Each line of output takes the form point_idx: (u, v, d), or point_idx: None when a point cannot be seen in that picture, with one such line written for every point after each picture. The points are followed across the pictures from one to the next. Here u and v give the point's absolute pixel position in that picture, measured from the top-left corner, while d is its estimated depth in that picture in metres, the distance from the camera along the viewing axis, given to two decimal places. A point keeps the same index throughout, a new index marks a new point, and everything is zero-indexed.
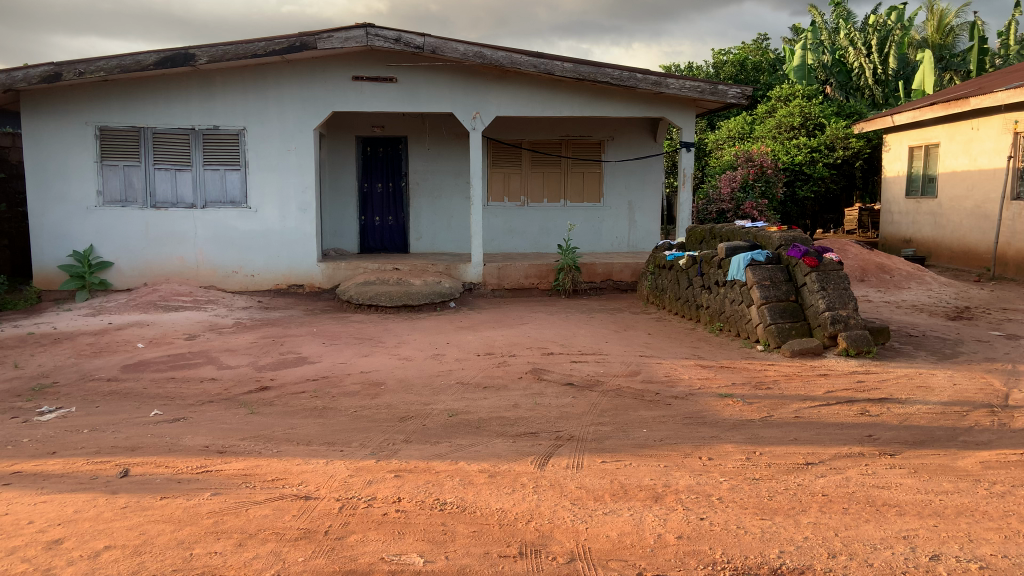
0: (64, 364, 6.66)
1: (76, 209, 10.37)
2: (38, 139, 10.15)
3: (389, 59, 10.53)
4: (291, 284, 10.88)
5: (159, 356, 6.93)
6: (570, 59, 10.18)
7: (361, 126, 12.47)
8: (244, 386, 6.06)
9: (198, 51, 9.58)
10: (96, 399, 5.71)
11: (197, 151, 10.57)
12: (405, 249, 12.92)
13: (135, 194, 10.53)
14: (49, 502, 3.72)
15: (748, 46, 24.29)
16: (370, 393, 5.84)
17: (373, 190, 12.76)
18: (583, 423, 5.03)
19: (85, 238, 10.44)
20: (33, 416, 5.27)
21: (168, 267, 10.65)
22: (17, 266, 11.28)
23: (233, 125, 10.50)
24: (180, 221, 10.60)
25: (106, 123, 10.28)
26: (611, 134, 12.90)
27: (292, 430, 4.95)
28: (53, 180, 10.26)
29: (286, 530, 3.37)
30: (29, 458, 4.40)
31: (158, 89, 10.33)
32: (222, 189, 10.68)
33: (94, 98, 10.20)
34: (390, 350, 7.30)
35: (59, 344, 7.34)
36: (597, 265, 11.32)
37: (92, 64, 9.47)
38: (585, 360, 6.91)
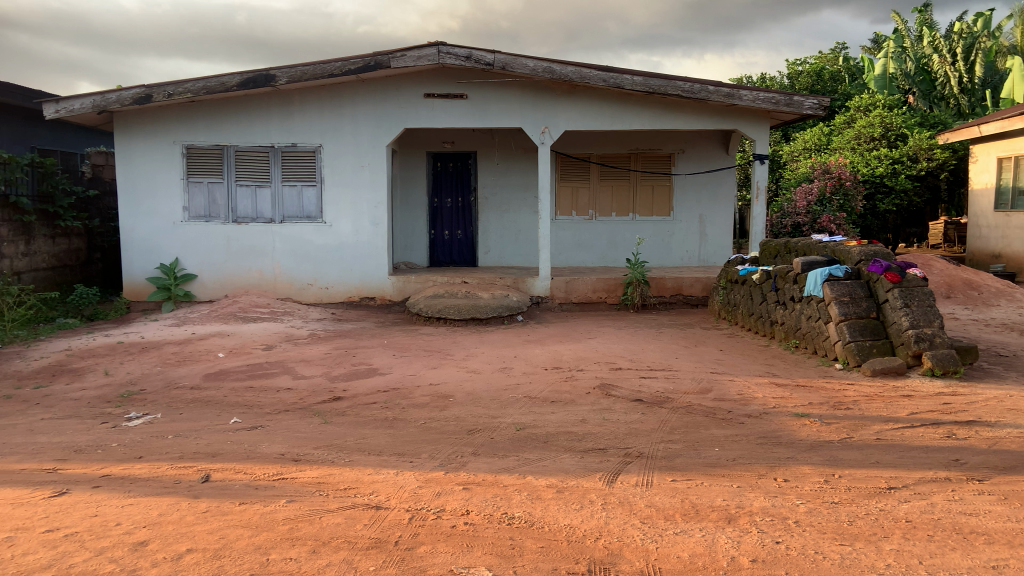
0: (150, 372, 6.99)
1: (164, 224, 10.90)
2: (130, 157, 10.72)
3: (460, 76, 10.70)
4: (363, 296, 11.14)
5: (238, 366, 7.20)
6: (641, 72, 10.11)
7: (433, 142, 12.71)
8: (318, 396, 6.23)
9: (278, 72, 9.95)
10: (180, 406, 5.97)
11: (276, 168, 10.96)
12: (473, 263, 13.04)
13: (218, 209, 10.99)
14: (136, 504, 3.91)
15: (825, 56, 23.66)
16: (439, 405, 5.92)
17: (443, 204, 12.95)
18: (652, 440, 4.96)
19: (171, 251, 10.95)
20: (122, 421, 5.55)
21: (247, 280, 11.05)
22: (109, 278, 11.94)
23: (310, 142, 10.86)
24: (260, 235, 11.00)
25: (192, 142, 10.79)
26: (682, 147, 12.77)
27: (363, 440, 5.06)
28: (143, 196, 10.83)
29: (358, 539, 3.44)
30: (118, 462, 4.63)
31: (241, 109, 10.78)
32: (299, 204, 11.03)
33: (182, 118, 10.73)
34: (458, 362, 7.37)
35: (146, 353, 7.71)
36: (667, 280, 11.17)
37: (180, 86, 9.96)
38: (654, 376, 6.81)
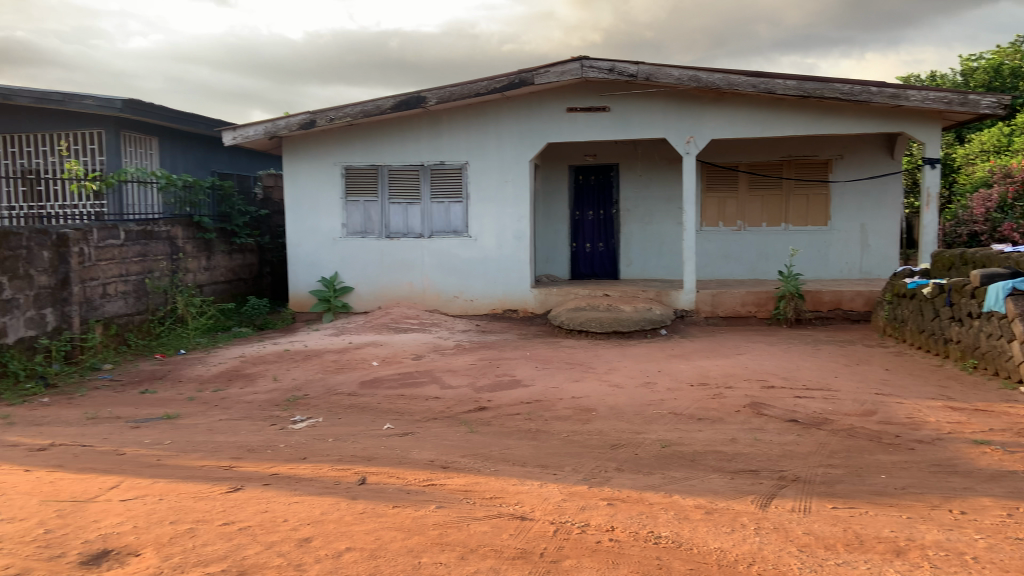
0: (313, 378, 7.50)
1: (324, 240, 11.68)
2: (296, 178, 11.61)
3: (603, 89, 10.70)
4: (506, 308, 11.35)
5: (390, 374, 7.56)
6: (794, 76, 9.67)
7: (575, 155, 12.79)
8: (465, 405, 6.41)
9: (428, 94, 10.42)
10: (339, 411, 6.36)
11: (426, 185, 11.45)
12: (615, 275, 12.94)
13: (372, 225, 11.63)
14: (301, 502, 4.20)
15: (1005, 49, 21.51)
16: (582, 419, 5.91)
17: (585, 217, 12.97)
18: (809, 464, 4.68)
19: (330, 265, 11.70)
20: (288, 424, 5.99)
21: (398, 292, 11.59)
22: (277, 289, 12.95)
23: (457, 160, 11.26)
24: (410, 250, 11.52)
25: (350, 163, 11.50)
26: (840, 153, 12.07)
27: (508, 450, 5.15)
28: (307, 214, 11.67)
29: (505, 548, 3.49)
30: (285, 462, 5.00)
31: (394, 130, 11.37)
32: (446, 220, 11.46)
33: (341, 141, 11.47)
34: (600, 376, 7.33)
35: (309, 360, 8.29)
36: (823, 293, 10.54)
37: (340, 110, 10.66)
38: (811, 395, 6.43)
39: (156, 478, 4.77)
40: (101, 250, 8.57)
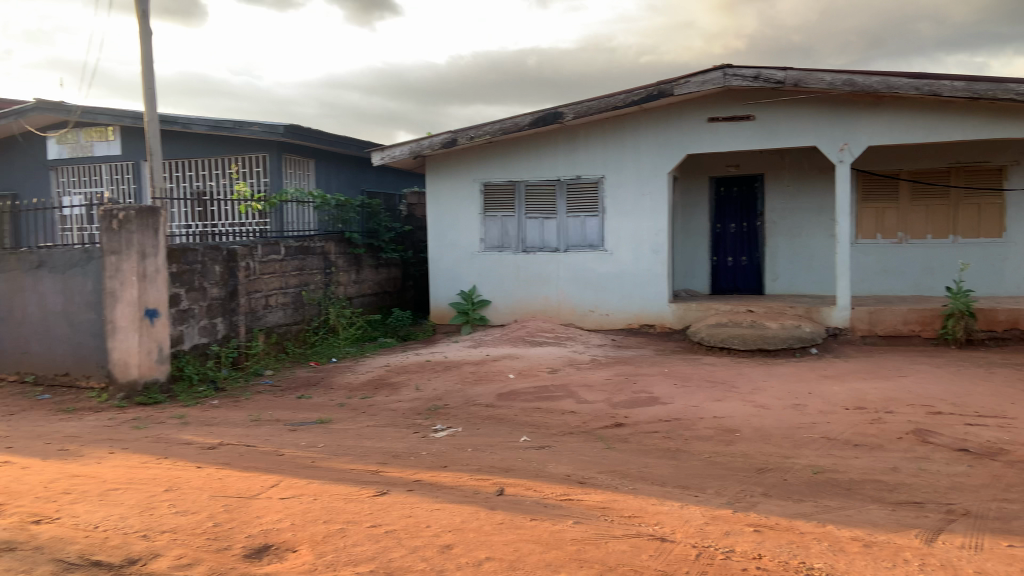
0: (453, 389, 7.72)
1: (463, 254, 12.03)
2: (438, 195, 12.06)
3: (747, 97, 10.35)
4: (643, 323, 11.17)
5: (527, 387, 7.63)
6: (962, 76, 8.92)
7: (717, 167, 12.46)
8: (602, 421, 6.36)
9: (566, 109, 10.51)
10: (478, 422, 6.50)
11: (562, 200, 11.54)
12: (759, 290, 12.42)
13: (510, 240, 11.85)
14: (443, 510, 4.32)
15: None
16: (725, 439, 5.70)
17: (726, 230, 12.56)
18: (983, 498, 4.25)
19: (469, 279, 12.03)
20: (430, 432, 6.19)
21: (534, 305, 11.72)
22: (419, 302, 13.47)
23: (594, 174, 11.27)
24: (547, 264, 11.62)
25: (488, 179, 11.79)
26: (1018, 157, 10.98)
27: (647, 468, 5.05)
28: (447, 230, 12.09)
29: (645, 568, 3.42)
30: (427, 469, 5.17)
31: (532, 146, 11.56)
32: (583, 234, 11.48)
33: (480, 158, 11.79)
34: (744, 396, 7.03)
35: (449, 371, 8.53)
36: (998, 312, 9.58)
37: (480, 129, 10.98)
38: (984, 423, 5.84)
39: (310, 479, 5.08)
40: (264, 264, 9.27)
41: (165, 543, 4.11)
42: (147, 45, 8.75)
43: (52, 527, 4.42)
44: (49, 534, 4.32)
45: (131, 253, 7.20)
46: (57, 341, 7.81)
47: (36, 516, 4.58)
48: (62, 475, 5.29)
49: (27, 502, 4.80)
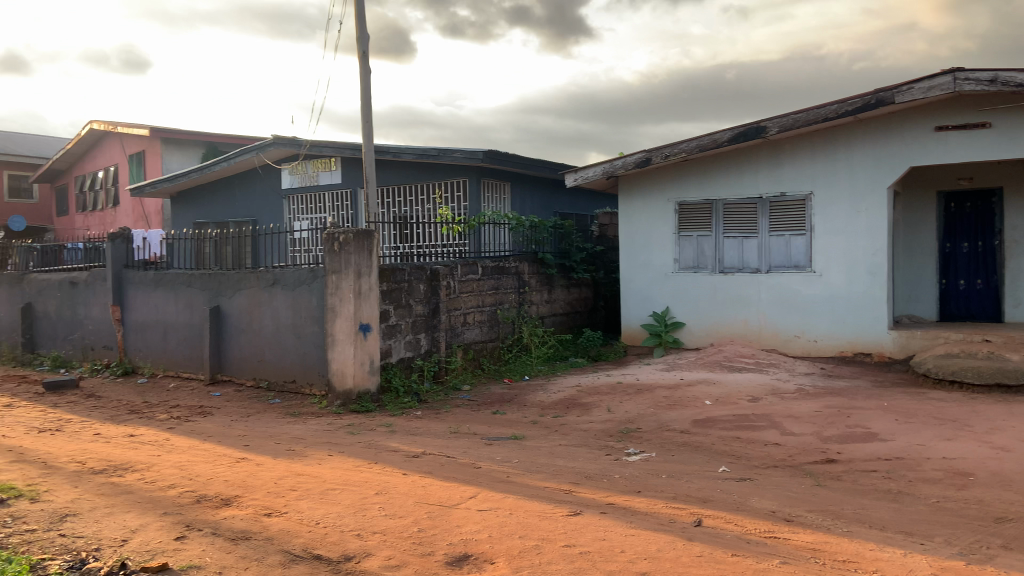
0: (646, 413, 7.57)
1: (657, 275, 11.85)
2: (632, 215, 12.02)
3: (981, 102, 9.29)
4: (857, 351, 10.31)
5: (725, 415, 7.29)
6: None
7: (946, 180, 11.31)
8: (809, 455, 5.92)
9: (769, 123, 10.06)
10: (672, 448, 6.32)
11: (764, 218, 10.99)
12: (999, 318, 11.00)
13: (706, 260, 11.48)
14: (637, 536, 4.23)
15: None
16: (957, 484, 5.07)
17: (958, 249, 11.32)
18: None
19: (663, 300, 11.81)
20: (623, 456, 6.12)
21: (733, 328, 11.23)
22: (611, 323, 13.44)
23: (800, 191, 10.64)
24: (747, 285, 11.11)
25: (684, 199, 11.55)
26: None
27: (862, 510, 4.61)
28: (641, 250, 11.98)
29: None
30: (621, 493, 5.11)
31: (731, 164, 11.17)
32: (787, 254, 10.84)
33: (676, 177, 11.59)
34: (980, 437, 6.21)
35: (642, 394, 8.39)
36: None
37: (676, 147, 10.81)
38: None
39: (507, 493, 5.20)
40: (464, 283, 9.73)
41: (375, 544, 4.41)
42: (366, 83, 9.60)
43: (280, 520, 4.91)
44: (278, 526, 4.80)
45: (349, 272, 7.89)
46: (286, 351, 8.72)
47: (269, 508, 5.12)
48: (289, 473, 5.88)
49: (261, 496, 5.38)
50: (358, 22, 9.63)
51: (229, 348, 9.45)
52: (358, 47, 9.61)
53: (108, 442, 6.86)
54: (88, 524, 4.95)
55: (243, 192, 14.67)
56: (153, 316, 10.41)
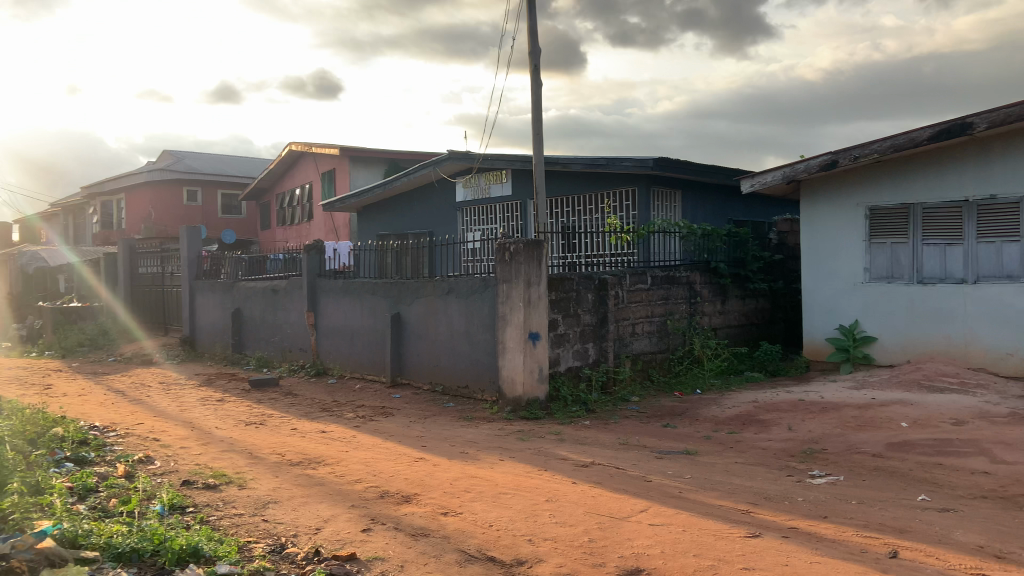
0: (831, 433, 7.06)
1: (844, 286, 11.08)
2: (817, 222, 11.33)
3: None
4: None
5: (925, 439, 6.63)
6: None
7: None
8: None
9: (976, 119, 9.07)
10: (863, 472, 5.84)
11: (971, 223, 9.91)
12: None
13: (901, 270, 10.56)
14: (823, 564, 3.95)
15: None
16: None
17: None
18: None
19: (851, 312, 11.03)
20: (806, 478, 5.75)
21: (932, 345, 10.23)
22: (792, 335, 12.71)
23: (1014, 193, 9.48)
24: (949, 297, 10.07)
25: (875, 204, 10.70)
26: None
27: None
28: (826, 259, 11.26)
29: None
30: (804, 517, 4.79)
31: (931, 164, 10.20)
32: (998, 263, 9.69)
33: (867, 181, 10.77)
34: None
35: (826, 413, 7.85)
36: None
37: (867, 148, 10.04)
38: None
39: (680, 510, 5.06)
40: (632, 293, 9.62)
41: (547, 551, 4.45)
42: (537, 95, 9.80)
43: (456, 520, 5.09)
44: (454, 526, 4.99)
45: (519, 281, 8.07)
46: (460, 357, 9.07)
47: (445, 508, 5.33)
48: (464, 475, 6.09)
49: (438, 495, 5.62)
50: (530, 37, 9.86)
51: (408, 353, 10.00)
52: (530, 61, 9.84)
53: (303, 437, 7.49)
54: (286, 511, 5.42)
55: (421, 205, 15.50)
56: (341, 321, 11.25)
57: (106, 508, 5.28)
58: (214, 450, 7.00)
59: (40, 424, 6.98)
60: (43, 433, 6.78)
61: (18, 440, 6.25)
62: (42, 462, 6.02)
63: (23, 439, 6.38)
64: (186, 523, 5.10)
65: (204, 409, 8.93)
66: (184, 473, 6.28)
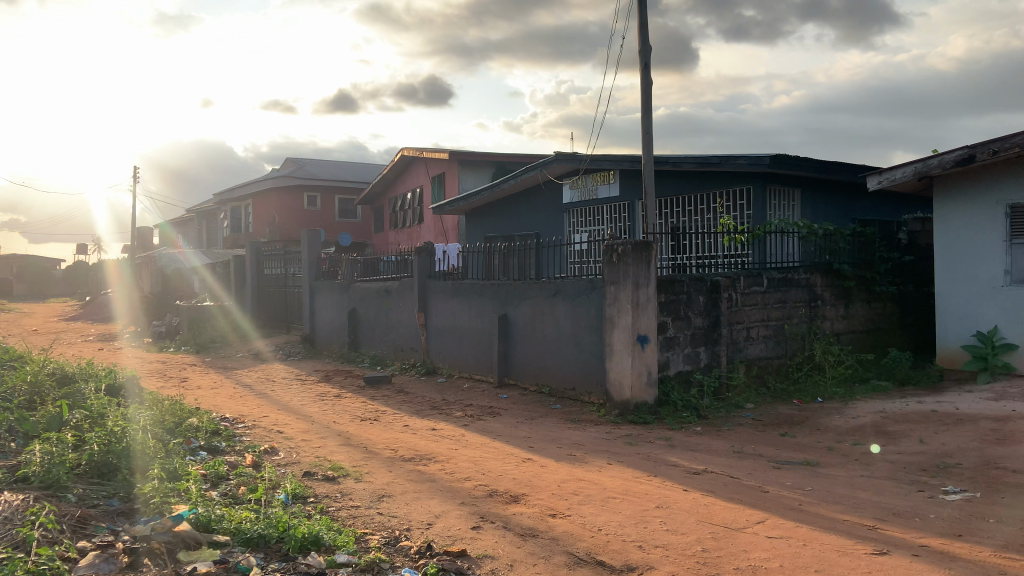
0: (967, 447, 6.56)
1: (982, 289, 10.27)
2: (951, 221, 10.58)
3: None
4: None
5: None
6: None
7: None
8: None
9: None
10: (1004, 489, 5.39)
11: None
12: None
13: None
14: None
15: None
16: None
17: None
18: None
19: (989, 318, 10.20)
20: (939, 493, 5.37)
21: None
22: (924, 342, 11.87)
23: None
24: None
25: (1018, 201, 9.86)
26: None
27: None
28: (961, 261, 10.49)
29: None
30: (936, 535, 4.48)
31: None
32: None
33: (1008, 176, 9.94)
34: None
35: (961, 425, 7.29)
36: None
37: (1008, 140, 9.28)
38: None
39: (799, 523, 4.84)
40: (746, 295, 9.30)
41: (657, 558, 4.37)
42: (647, 94, 9.66)
43: (565, 522, 5.09)
44: (563, 528, 4.98)
45: (627, 283, 7.98)
46: (567, 359, 9.05)
47: (554, 509, 5.34)
48: (572, 477, 6.08)
49: (546, 497, 5.63)
50: (640, 35, 9.73)
51: (515, 354, 10.08)
52: (640, 59, 9.71)
53: (415, 434, 7.70)
54: (399, 506, 5.59)
55: (528, 207, 15.60)
56: (451, 322, 11.49)
57: (235, 495, 5.63)
58: (332, 443, 7.32)
59: (178, 414, 7.53)
60: (180, 422, 7.31)
61: (159, 429, 6.77)
62: (179, 450, 6.48)
63: (163, 428, 6.90)
64: (307, 513, 5.35)
65: (322, 404, 9.36)
66: (305, 464, 6.60)
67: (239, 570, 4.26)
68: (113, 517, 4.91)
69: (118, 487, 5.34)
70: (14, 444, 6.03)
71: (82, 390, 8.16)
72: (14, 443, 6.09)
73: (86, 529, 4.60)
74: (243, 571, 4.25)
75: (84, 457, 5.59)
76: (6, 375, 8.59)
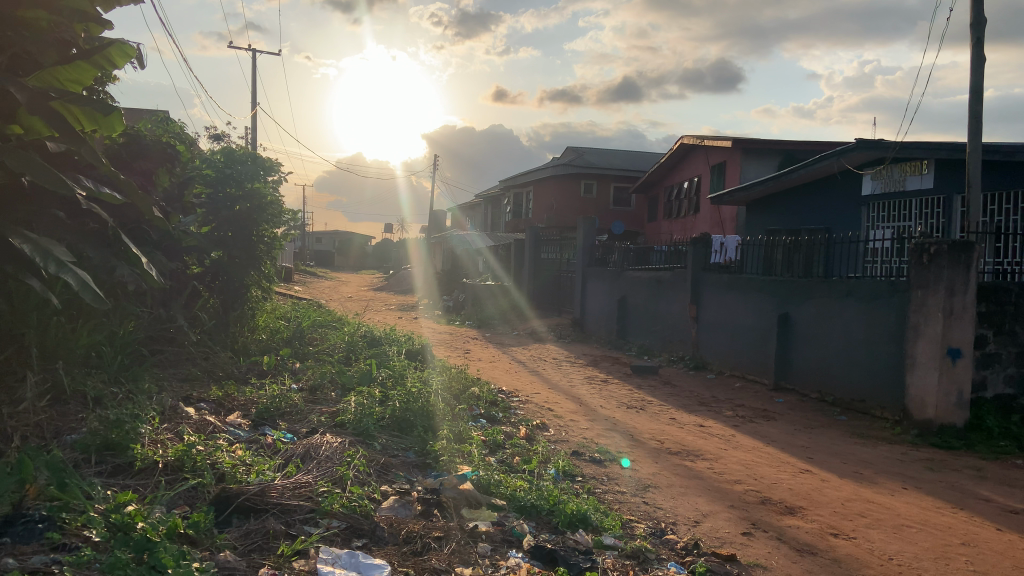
0: None
1: None
2: None
3: None
4: None
5: None
6: None
7: None
8: None
9: None
10: None
11: None
12: None
13: None
14: None
15: None
16: None
17: None
18: None
19: None
20: None
21: None
22: None
23: None
24: None
25: None
26: None
27: None
28: None
29: None
30: None
31: None
32: None
33: None
34: None
35: None
36: None
37: None
38: None
39: None
40: None
41: None
42: (978, 73, 8.39)
43: (848, 544, 4.63)
44: (846, 550, 4.54)
45: (939, 288, 7.06)
46: (857, 368, 8.27)
47: (836, 529, 4.89)
48: (857, 497, 5.53)
49: (828, 514, 5.17)
50: (974, 6, 8.46)
51: (795, 356, 9.44)
52: (971, 34, 8.45)
53: (682, 427, 7.56)
54: (666, 498, 5.51)
55: (818, 200, 14.47)
56: (724, 316, 11.10)
57: (511, 463, 5.99)
58: (600, 427, 7.47)
59: (463, 383, 8.20)
60: (465, 390, 7.97)
61: (448, 396, 7.44)
62: (463, 415, 7.06)
63: (451, 395, 7.57)
64: (576, 491, 5.50)
65: (589, 387, 9.61)
66: (574, 444, 6.81)
67: (513, 534, 4.50)
68: (410, 468, 5.49)
69: (414, 442, 5.96)
70: (335, 393, 7.02)
71: (387, 352, 9.29)
72: (336, 391, 7.10)
73: (388, 475, 5.19)
74: (517, 535, 4.49)
75: (389, 412, 6.33)
76: (331, 334, 10.05)
